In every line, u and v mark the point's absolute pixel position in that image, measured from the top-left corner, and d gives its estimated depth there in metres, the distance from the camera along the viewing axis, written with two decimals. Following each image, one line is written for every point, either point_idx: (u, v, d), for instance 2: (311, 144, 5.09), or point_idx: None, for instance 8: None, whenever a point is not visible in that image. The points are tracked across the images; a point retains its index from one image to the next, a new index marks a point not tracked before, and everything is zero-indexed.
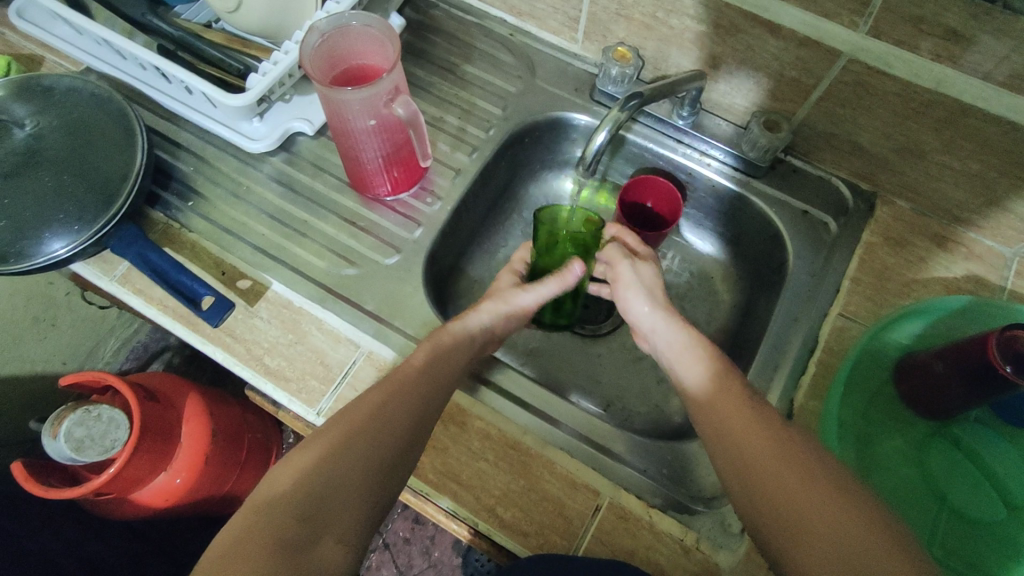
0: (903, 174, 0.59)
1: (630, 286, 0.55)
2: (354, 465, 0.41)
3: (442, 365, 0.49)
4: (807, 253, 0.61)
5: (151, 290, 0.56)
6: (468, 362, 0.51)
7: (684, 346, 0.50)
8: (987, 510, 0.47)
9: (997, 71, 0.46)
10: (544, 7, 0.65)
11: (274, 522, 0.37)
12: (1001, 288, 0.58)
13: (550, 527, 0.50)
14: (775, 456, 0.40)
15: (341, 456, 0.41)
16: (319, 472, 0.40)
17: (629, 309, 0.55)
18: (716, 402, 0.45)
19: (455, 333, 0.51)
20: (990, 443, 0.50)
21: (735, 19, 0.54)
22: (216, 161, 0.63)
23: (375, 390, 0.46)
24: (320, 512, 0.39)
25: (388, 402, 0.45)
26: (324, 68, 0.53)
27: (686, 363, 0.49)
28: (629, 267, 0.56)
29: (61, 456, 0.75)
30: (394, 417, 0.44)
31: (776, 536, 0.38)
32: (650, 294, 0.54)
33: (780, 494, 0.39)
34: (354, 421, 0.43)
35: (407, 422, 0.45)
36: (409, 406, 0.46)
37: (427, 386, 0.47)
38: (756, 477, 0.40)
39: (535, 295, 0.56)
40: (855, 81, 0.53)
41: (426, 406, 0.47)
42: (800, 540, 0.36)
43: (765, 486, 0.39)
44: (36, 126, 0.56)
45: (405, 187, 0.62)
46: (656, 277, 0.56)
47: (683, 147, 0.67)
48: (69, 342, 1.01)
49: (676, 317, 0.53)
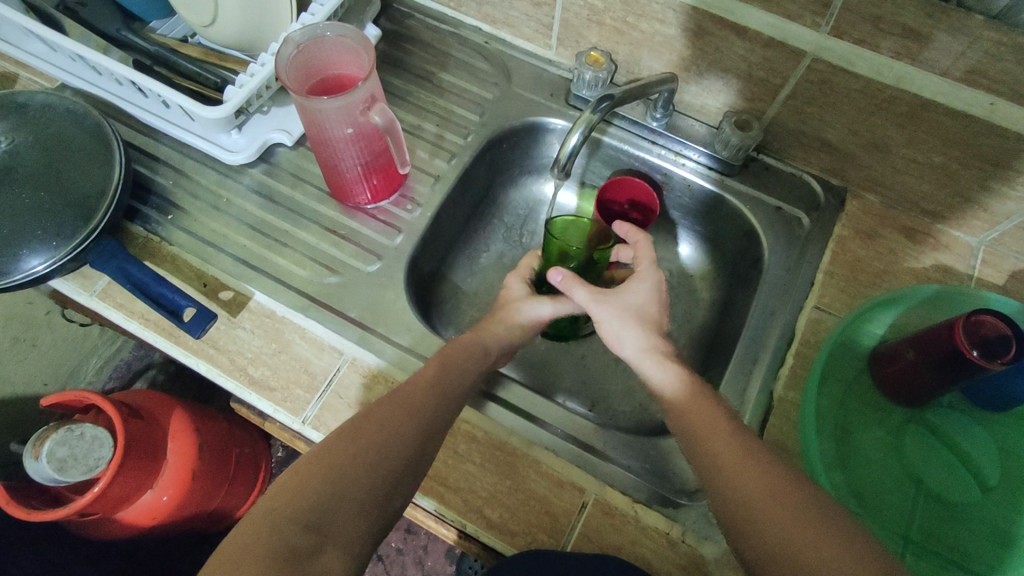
0: (870, 169, 0.61)
1: (606, 324, 0.54)
2: (356, 477, 0.41)
3: (442, 377, 0.49)
4: (782, 248, 0.63)
5: (133, 304, 0.56)
6: (471, 371, 0.51)
7: (658, 367, 0.51)
8: (961, 492, 0.49)
9: (955, 67, 0.47)
10: (518, 14, 0.66)
11: (276, 531, 0.37)
12: (969, 275, 0.59)
13: (537, 526, 0.50)
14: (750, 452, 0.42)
15: (344, 467, 0.41)
16: (323, 484, 0.40)
17: (612, 343, 0.54)
18: (700, 406, 0.47)
19: (460, 348, 0.52)
20: (963, 427, 0.51)
21: (703, 22, 0.55)
22: (195, 174, 0.63)
23: (380, 405, 0.46)
24: (326, 521, 0.39)
25: (393, 414, 0.46)
26: (301, 79, 0.53)
27: (664, 375, 0.50)
28: (600, 308, 0.54)
29: (44, 477, 0.74)
30: (396, 429, 0.45)
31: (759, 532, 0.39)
32: (626, 325, 0.53)
33: (752, 494, 0.40)
34: (353, 433, 0.44)
35: (412, 435, 0.45)
36: (411, 416, 0.46)
37: (420, 395, 0.47)
38: (733, 476, 0.42)
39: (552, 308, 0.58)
40: (819, 80, 0.54)
41: (429, 418, 0.46)
42: (770, 538, 0.38)
43: (744, 486, 0.41)
44: (12, 142, 0.56)
45: (385, 195, 0.62)
46: (634, 304, 0.54)
47: (658, 148, 0.68)
48: (50, 363, 1.00)
49: (654, 347, 0.52)
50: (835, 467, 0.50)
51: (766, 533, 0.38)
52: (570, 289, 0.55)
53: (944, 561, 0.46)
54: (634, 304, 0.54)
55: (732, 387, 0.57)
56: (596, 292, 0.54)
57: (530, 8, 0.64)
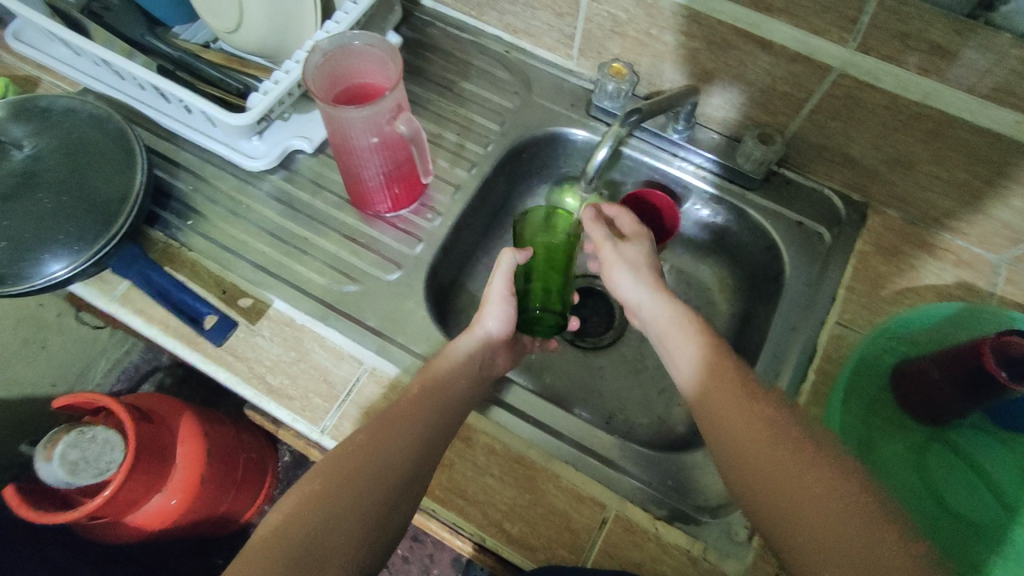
0: (893, 185, 0.60)
1: (618, 267, 0.58)
2: (350, 509, 0.42)
3: (439, 400, 0.49)
4: (803, 263, 0.62)
5: (152, 310, 0.56)
6: (467, 393, 0.51)
7: (684, 342, 0.51)
8: (985, 511, 0.48)
9: (981, 84, 0.47)
10: (540, 24, 0.66)
11: (271, 564, 0.38)
12: (991, 294, 0.59)
13: (557, 541, 0.50)
14: (768, 434, 0.43)
15: (336, 499, 0.42)
16: (316, 517, 0.41)
17: (619, 288, 0.58)
18: (741, 403, 0.45)
19: (452, 362, 0.51)
20: (987, 449, 0.51)
21: (728, 35, 0.55)
22: (216, 180, 0.63)
23: (376, 420, 0.47)
24: (318, 550, 0.40)
25: (393, 427, 0.46)
26: (326, 88, 0.53)
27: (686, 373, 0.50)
28: (613, 249, 0.58)
29: (54, 479, 0.74)
30: (391, 456, 0.45)
31: (783, 514, 0.39)
32: (634, 270, 0.57)
33: (772, 473, 0.41)
34: (350, 460, 0.44)
35: (405, 463, 0.45)
36: (408, 445, 0.46)
37: (416, 423, 0.47)
38: (762, 485, 0.41)
39: (501, 276, 0.54)
40: (845, 95, 0.54)
41: (427, 430, 0.47)
42: (791, 520, 0.39)
43: (759, 465, 0.42)
44: (35, 147, 0.56)
45: (405, 204, 0.62)
46: (643, 254, 0.58)
47: (678, 160, 0.68)
48: (59, 364, 1.00)
49: (662, 291, 0.55)
50: None
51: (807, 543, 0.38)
52: (592, 226, 0.59)
53: None
54: (642, 253, 0.58)
55: None
56: (612, 235, 0.59)
57: (553, 19, 0.64)
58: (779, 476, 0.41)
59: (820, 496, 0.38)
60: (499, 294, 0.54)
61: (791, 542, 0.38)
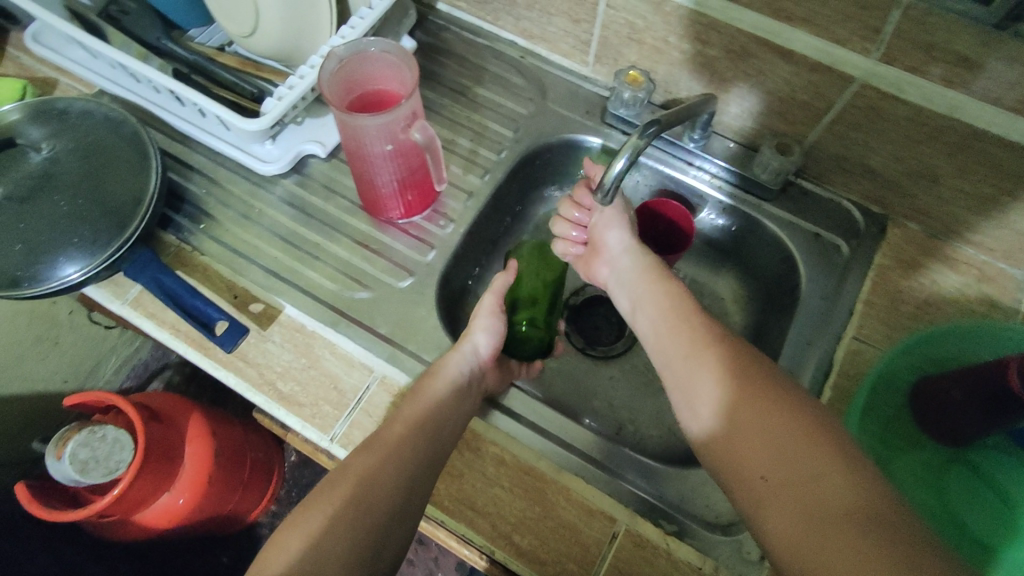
0: (914, 198, 0.59)
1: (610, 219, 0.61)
2: (344, 540, 0.42)
3: (432, 421, 0.49)
4: (820, 275, 0.61)
5: (164, 314, 0.56)
6: (461, 410, 0.51)
7: (689, 353, 0.49)
8: (1005, 535, 0.47)
9: (1008, 96, 0.46)
10: (556, 30, 0.65)
11: None
12: (1015, 309, 0.58)
13: (567, 555, 0.49)
14: (746, 392, 0.44)
15: (331, 532, 0.42)
16: (310, 551, 0.41)
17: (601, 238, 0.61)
18: (759, 409, 0.43)
19: (446, 377, 0.51)
20: (1007, 469, 0.50)
21: (747, 44, 0.54)
22: (229, 184, 0.63)
23: (360, 458, 0.46)
24: None
25: (381, 465, 0.46)
26: (340, 94, 0.53)
27: (694, 399, 0.47)
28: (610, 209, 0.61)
29: (66, 478, 0.75)
30: (385, 483, 0.45)
31: (752, 466, 0.42)
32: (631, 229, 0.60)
33: (748, 429, 0.43)
34: (344, 491, 0.44)
35: (399, 488, 0.46)
36: (401, 470, 0.46)
37: (410, 446, 0.47)
38: (780, 507, 0.40)
39: (493, 294, 0.58)
40: (867, 106, 0.53)
41: (412, 470, 0.46)
42: (762, 471, 0.41)
43: (738, 425, 0.43)
44: (52, 149, 0.56)
45: (418, 210, 0.61)
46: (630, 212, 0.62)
47: (693, 169, 0.67)
48: (71, 361, 1.00)
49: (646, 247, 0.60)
50: None
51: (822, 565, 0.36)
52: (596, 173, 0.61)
53: None
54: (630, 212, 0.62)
55: None
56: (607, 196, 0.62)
57: (569, 24, 0.64)
58: (752, 433, 0.42)
59: (791, 448, 0.41)
60: (490, 311, 0.57)
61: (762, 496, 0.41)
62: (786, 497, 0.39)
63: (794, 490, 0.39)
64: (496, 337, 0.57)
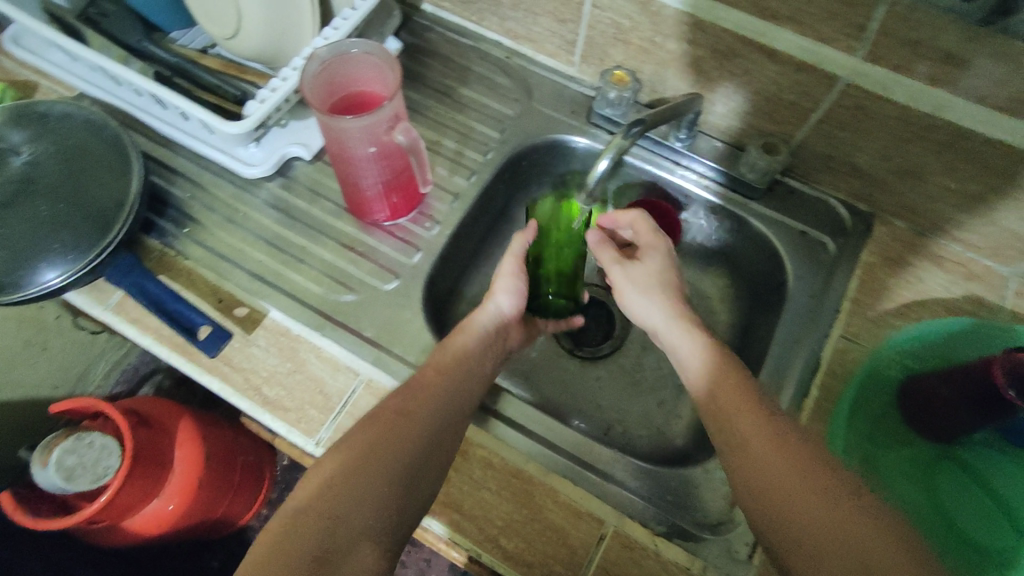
0: (900, 196, 0.59)
1: (629, 290, 0.56)
2: (386, 470, 0.43)
3: (461, 366, 0.51)
4: (807, 273, 0.61)
5: (147, 319, 0.56)
6: (485, 364, 0.53)
7: (690, 353, 0.51)
8: (996, 534, 0.47)
9: (995, 94, 0.46)
10: (541, 30, 0.65)
11: (313, 529, 0.40)
12: (1001, 306, 0.58)
13: (554, 557, 0.50)
14: (744, 395, 0.46)
15: (373, 460, 0.43)
16: (353, 479, 0.42)
17: (633, 310, 0.57)
18: (729, 415, 0.45)
19: (471, 333, 0.53)
20: (998, 467, 0.50)
21: (732, 43, 0.54)
22: (213, 187, 0.62)
23: (388, 406, 0.46)
24: (356, 513, 0.41)
25: (411, 411, 0.46)
26: (323, 96, 0.53)
27: (683, 344, 0.51)
28: (621, 273, 0.57)
29: (50, 485, 0.73)
30: (421, 421, 0.46)
31: (755, 472, 0.42)
32: (646, 295, 0.55)
33: (750, 434, 0.44)
34: (383, 427, 0.45)
35: (432, 429, 0.46)
36: (436, 409, 0.47)
37: (444, 390, 0.48)
38: (758, 504, 0.41)
39: (513, 258, 0.57)
40: (853, 105, 0.53)
41: (445, 408, 0.48)
42: (761, 474, 0.42)
43: (739, 429, 0.44)
44: (32, 154, 0.56)
45: (403, 212, 0.61)
46: (654, 271, 0.56)
47: (680, 169, 0.67)
48: (58, 367, 0.99)
49: (678, 310, 0.53)
50: None
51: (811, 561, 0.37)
52: (598, 249, 0.58)
53: None
54: (652, 271, 0.56)
55: None
56: (620, 257, 0.57)
57: (554, 24, 0.63)
58: (755, 439, 0.43)
59: (789, 454, 0.42)
60: (511, 274, 0.57)
61: (765, 499, 0.41)
62: (783, 502, 0.40)
63: (790, 493, 0.40)
64: (519, 297, 0.57)
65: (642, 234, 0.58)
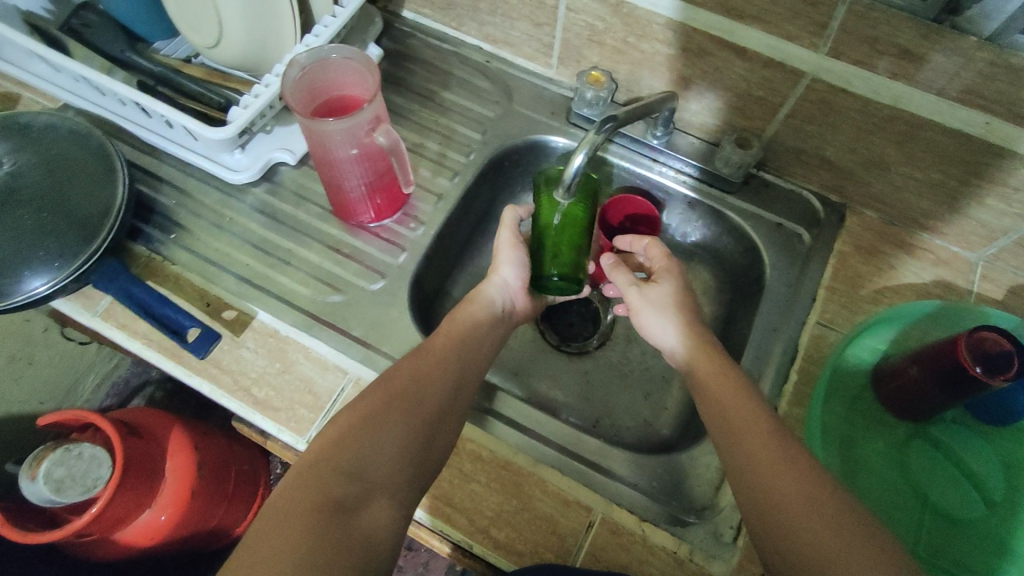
0: (869, 186, 0.61)
1: (646, 311, 0.57)
2: (396, 430, 0.44)
3: (465, 342, 0.53)
4: (784, 264, 0.63)
5: (135, 324, 0.56)
6: (486, 344, 0.55)
7: (671, 333, 0.55)
8: (968, 507, 0.49)
9: (950, 87, 0.48)
10: (519, 35, 0.67)
11: (325, 484, 0.40)
12: (969, 291, 0.60)
13: (544, 545, 0.50)
14: (718, 370, 0.50)
15: (384, 421, 0.44)
16: (365, 437, 0.43)
17: (649, 331, 0.57)
18: (718, 405, 0.47)
19: (473, 313, 0.56)
20: (969, 443, 0.52)
21: (703, 42, 0.56)
22: (199, 194, 0.63)
23: (402, 369, 0.48)
24: (368, 470, 0.42)
25: (421, 378, 0.48)
26: (305, 101, 0.54)
27: (660, 326, 0.56)
28: (638, 294, 0.58)
29: (40, 498, 0.73)
30: (429, 388, 0.48)
31: (733, 445, 0.45)
32: (662, 314, 0.56)
33: (726, 405, 0.47)
34: (393, 392, 0.47)
35: (440, 397, 0.48)
36: (443, 380, 0.49)
37: (451, 362, 0.51)
38: (738, 485, 0.43)
39: (510, 229, 0.60)
40: (819, 99, 0.55)
41: (452, 379, 0.50)
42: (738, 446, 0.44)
43: (719, 406, 0.47)
44: (14, 164, 0.56)
45: (388, 214, 0.62)
46: (669, 294, 0.57)
47: (658, 165, 0.69)
48: (46, 381, 0.99)
49: (690, 328, 0.54)
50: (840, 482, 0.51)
51: (774, 542, 0.39)
52: (614, 273, 0.59)
53: None
54: (668, 294, 0.57)
55: None
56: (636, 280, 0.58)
57: (531, 28, 0.65)
58: (733, 411, 0.46)
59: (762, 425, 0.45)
60: (508, 246, 0.59)
61: (740, 465, 0.44)
62: (749, 476, 0.42)
63: (759, 459, 0.43)
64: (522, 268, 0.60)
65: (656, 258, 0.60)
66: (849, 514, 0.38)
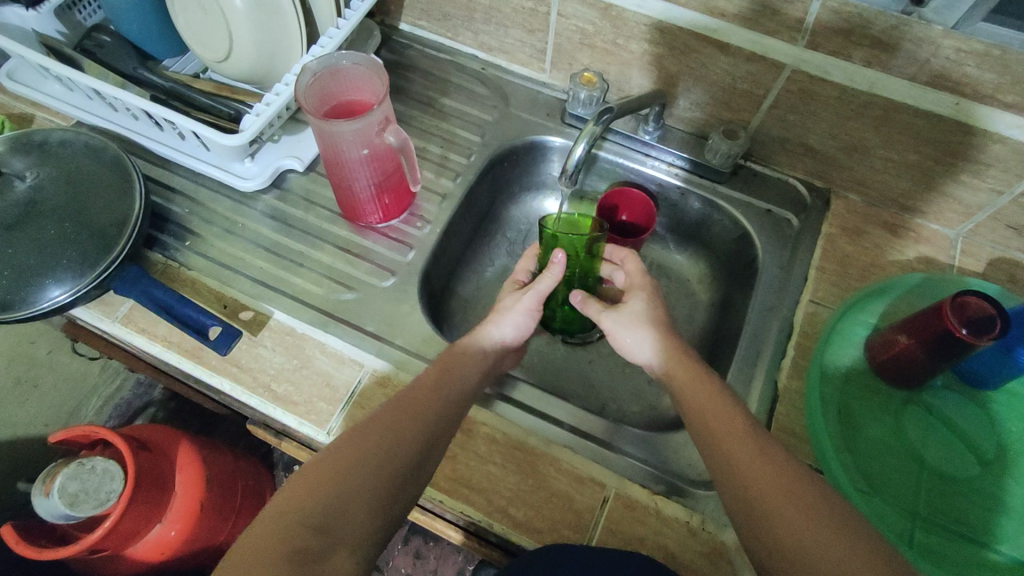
0: (851, 171, 0.65)
1: (621, 330, 0.57)
2: (368, 479, 0.42)
3: (450, 380, 0.51)
4: (775, 247, 0.66)
5: (155, 328, 0.58)
6: (476, 381, 0.53)
7: (651, 349, 0.55)
8: (962, 467, 0.52)
9: (920, 73, 0.52)
10: (513, 41, 0.70)
11: (290, 534, 0.38)
12: (950, 265, 0.63)
13: (561, 522, 0.51)
14: (696, 372, 0.51)
15: (359, 465, 0.43)
16: (335, 486, 0.41)
17: (628, 349, 0.57)
18: (700, 408, 0.48)
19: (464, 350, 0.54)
20: (958, 406, 0.54)
21: (689, 41, 0.60)
22: (211, 202, 0.65)
23: (382, 413, 0.47)
24: (338, 522, 0.40)
25: (401, 421, 0.47)
26: (317, 104, 0.56)
27: (637, 341, 0.55)
28: (611, 318, 0.58)
29: (55, 514, 0.75)
30: (410, 431, 0.46)
31: (723, 459, 0.45)
32: (638, 329, 0.55)
33: (708, 410, 0.48)
34: (371, 435, 0.45)
35: (420, 439, 0.46)
36: (424, 423, 0.47)
37: (434, 403, 0.49)
38: (723, 476, 0.44)
39: (534, 295, 0.58)
40: (800, 89, 0.59)
41: (433, 420, 0.48)
42: (730, 450, 0.45)
43: (704, 410, 0.48)
44: (36, 177, 0.58)
45: (395, 214, 0.65)
46: (643, 308, 0.57)
47: (651, 160, 0.72)
48: (51, 403, 1.00)
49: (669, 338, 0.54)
50: (843, 450, 0.53)
51: (761, 537, 0.40)
52: (587, 307, 0.60)
53: (955, 533, 0.48)
54: (642, 308, 0.57)
55: (737, 382, 0.59)
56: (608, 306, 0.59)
57: (524, 35, 0.68)
58: (721, 411, 0.47)
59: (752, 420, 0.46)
60: (526, 309, 0.58)
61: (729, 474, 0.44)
62: (747, 479, 0.42)
63: (749, 475, 0.42)
64: (522, 329, 0.59)
65: (632, 272, 0.61)
66: (831, 510, 0.39)
